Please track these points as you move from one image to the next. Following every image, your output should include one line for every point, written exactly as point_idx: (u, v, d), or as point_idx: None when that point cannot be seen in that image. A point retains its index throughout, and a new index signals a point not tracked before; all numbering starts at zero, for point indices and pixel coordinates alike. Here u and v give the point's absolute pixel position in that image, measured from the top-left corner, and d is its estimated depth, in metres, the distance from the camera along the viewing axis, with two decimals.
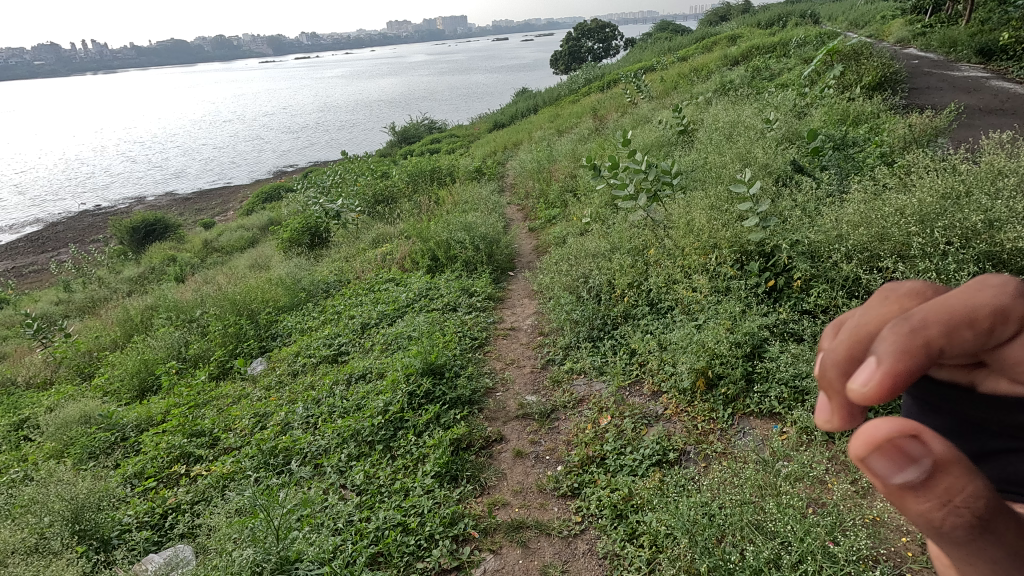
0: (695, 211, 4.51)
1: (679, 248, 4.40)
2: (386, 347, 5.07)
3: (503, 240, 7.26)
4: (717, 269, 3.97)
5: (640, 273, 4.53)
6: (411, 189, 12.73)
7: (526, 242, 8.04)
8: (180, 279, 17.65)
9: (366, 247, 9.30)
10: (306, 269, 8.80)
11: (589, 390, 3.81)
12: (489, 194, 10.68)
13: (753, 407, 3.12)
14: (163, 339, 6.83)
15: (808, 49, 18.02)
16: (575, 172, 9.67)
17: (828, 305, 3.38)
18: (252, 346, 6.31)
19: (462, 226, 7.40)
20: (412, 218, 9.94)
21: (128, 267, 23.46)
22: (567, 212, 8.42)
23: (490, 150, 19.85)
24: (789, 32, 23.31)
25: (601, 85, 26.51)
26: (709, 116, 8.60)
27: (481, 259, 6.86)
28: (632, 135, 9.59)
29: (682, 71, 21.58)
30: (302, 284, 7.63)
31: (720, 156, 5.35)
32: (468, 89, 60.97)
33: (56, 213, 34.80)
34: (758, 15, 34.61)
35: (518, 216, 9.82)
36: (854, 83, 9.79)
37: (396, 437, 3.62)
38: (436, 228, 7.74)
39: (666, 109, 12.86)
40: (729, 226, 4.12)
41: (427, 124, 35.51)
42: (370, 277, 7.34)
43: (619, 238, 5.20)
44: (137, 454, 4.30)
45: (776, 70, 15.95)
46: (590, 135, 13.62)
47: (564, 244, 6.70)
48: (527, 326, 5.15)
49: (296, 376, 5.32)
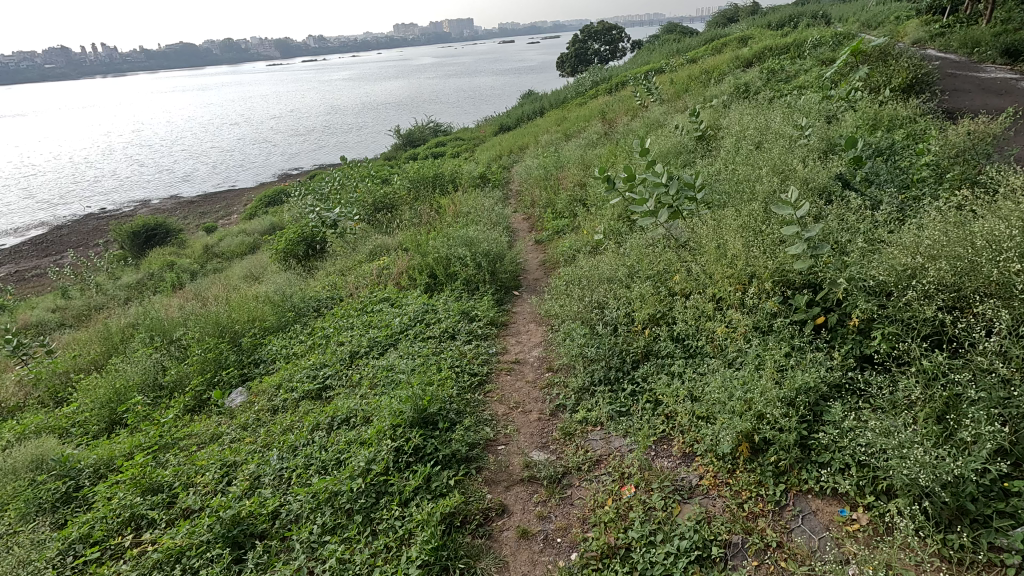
0: (728, 234, 3.92)
1: (708, 276, 3.82)
2: (376, 383, 4.52)
3: (508, 256, 6.72)
4: (758, 304, 3.39)
5: (663, 303, 3.95)
6: (413, 197, 12.22)
7: (533, 257, 7.48)
8: (177, 287, 17.22)
9: (363, 260, 8.78)
10: (299, 284, 8.27)
11: (606, 449, 3.24)
12: (493, 202, 10.15)
13: (811, 484, 2.53)
14: (140, 362, 6.31)
15: (824, 51, 17.40)
16: (584, 179, 9.11)
17: (901, 356, 2.79)
18: (232, 373, 5.78)
19: (464, 241, 6.87)
20: (412, 229, 9.40)
21: (127, 273, 23.09)
22: (576, 225, 7.86)
23: (494, 154, 19.33)
24: (803, 33, 22.68)
25: (608, 87, 25.95)
26: (728, 121, 8.03)
27: (484, 278, 6.30)
28: (646, 142, 9.03)
29: (692, 73, 21.01)
30: (291, 302, 7.10)
31: (751, 166, 4.77)
32: (473, 92, 60.58)
33: (59, 217, 34.56)
34: (767, 16, 34.00)
35: (523, 226, 9.28)
36: (882, 85, 9.19)
37: (378, 506, 3.06)
38: (435, 243, 7.19)
39: (679, 114, 12.29)
40: (770, 253, 3.53)
41: (432, 127, 35.08)
42: (364, 296, 6.80)
43: (638, 259, 4.63)
44: (86, 511, 3.78)
45: (792, 72, 15.33)
46: (600, 140, 13.05)
47: (574, 262, 6.14)
48: (533, 359, 4.58)
49: (276, 413, 4.78)
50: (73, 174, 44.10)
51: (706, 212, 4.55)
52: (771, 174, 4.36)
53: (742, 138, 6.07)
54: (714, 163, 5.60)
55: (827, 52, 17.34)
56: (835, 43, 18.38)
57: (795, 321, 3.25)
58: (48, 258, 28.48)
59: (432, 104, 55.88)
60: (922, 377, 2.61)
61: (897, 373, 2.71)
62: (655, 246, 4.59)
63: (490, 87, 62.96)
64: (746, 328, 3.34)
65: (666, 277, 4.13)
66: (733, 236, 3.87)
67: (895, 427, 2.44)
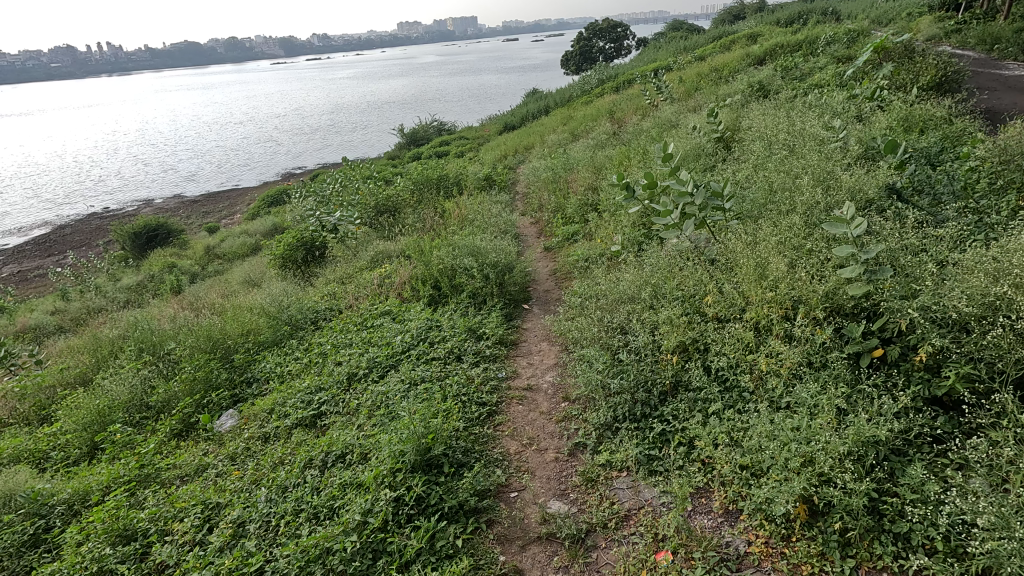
0: (767, 253, 3.52)
1: (746, 299, 3.41)
2: (376, 412, 4.13)
3: (517, 267, 6.33)
4: (808, 335, 2.99)
5: (694, 328, 3.55)
6: (416, 201, 11.84)
7: (542, 266, 7.10)
8: (177, 291, 16.91)
9: (364, 268, 8.41)
10: (297, 294, 7.92)
11: (635, 501, 2.84)
12: (500, 206, 9.77)
13: (888, 562, 2.13)
14: (126, 379, 5.96)
15: (838, 48, 16.92)
16: (596, 183, 8.71)
17: (988, 405, 2.38)
18: (222, 394, 5.41)
19: (470, 251, 6.48)
20: (416, 235, 9.04)
21: (129, 274, 22.82)
22: (588, 233, 7.48)
23: (499, 154, 18.92)
24: (814, 29, 22.16)
25: (615, 86, 25.49)
26: (748, 122, 7.61)
27: (491, 290, 5.91)
28: (661, 144, 8.61)
29: (701, 71, 20.55)
30: (287, 314, 6.74)
31: (786, 174, 4.36)
32: (477, 90, 60.18)
33: (61, 217, 34.32)
34: (776, 13, 33.44)
35: (531, 231, 8.90)
36: (908, 84, 8.74)
37: (374, 570, 2.67)
38: (440, 251, 6.81)
39: (691, 113, 11.86)
40: (820, 277, 3.13)
41: (435, 126, 34.68)
42: (364, 307, 6.42)
43: (662, 275, 4.22)
44: (52, 560, 3.40)
45: (807, 70, 14.86)
46: (609, 141, 12.63)
47: (588, 274, 5.74)
48: (548, 386, 4.18)
49: (267, 443, 4.39)
50: (76, 173, 43.91)
51: (737, 225, 4.14)
52: (812, 184, 3.95)
53: (769, 142, 5.66)
54: (741, 169, 5.19)
55: (841, 49, 16.84)
56: (850, 40, 17.88)
57: (851, 356, 2.85)
58: (50, 258, 28.23)
59: (436, 102, 55.53)
60: (1017, 433, 2.21)
61: (984, 427, 2.31)
62: (681, 262, 4.19)
63: (493, 86, 62.52)
64: (795, 363, 2.94)
65: (697, 298, 3.72)
66: (775, 256, 3.47)
67: (993, 498, 2.04)
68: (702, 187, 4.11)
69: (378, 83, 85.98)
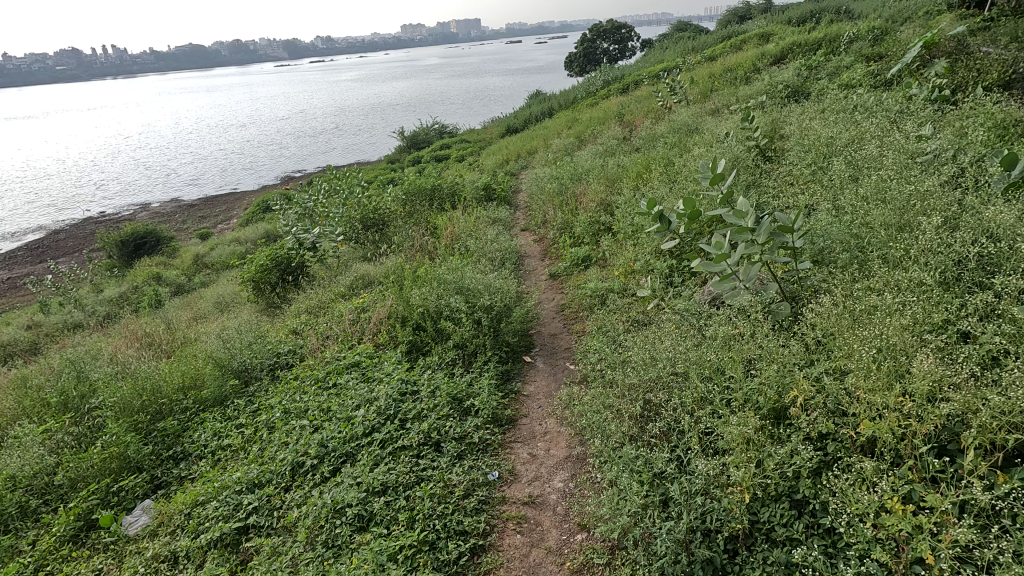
0: (890, 333, 2.36)
1: (862, 406, 2.25)
2: (317, 539, 2.98)
3: (516, 309, 5.18)
4: (986, 491, 1.83)
5: (778, 442, 2.40)
6: (407, 214, 10.68)
7: (548, 302, 5.97)
8: (157, 306, 15.83)
9: (340, 297, 7.30)
10: (260, 331, 6.80)
11: None
12: (499, 224, 8.67)
13: None
14: (25, 444, 4.74)
15: (864, 46, 15.71)
16: (609, 198, 7.54)
17: None
18: (139, 476, 4.24)
19: (461, 287, 5.34)
20: (402, 257, 7.93)
21: (112, 285, 21.76)
22: (603, 261, 6.35)
23: (500, 160, 17.78)
24: (831, 28, 20.97)
25: (622, 87, 24.32)
26: (794, 129, 6.46)
27: (484, 339, 4.76)
28: (686, 152, 7.45)
29: (714, 71, 19.39)
30: (238, 362, 5.59)
31: (885, 206, 3.19)
32: (478, 93, 59.08)
33: (50, 223, 33.30)
34: (788, 12, 32.16)
35: (534, 254, 7.79)
36: (970, 84, 7.55)
37: None
38: (423, 285, 5.67)
39: (712, 117, 10.69)
40: (998, 390, 1.97)
41: (436, 129, 33.56)
42: (331, 356, 5.28)
43: (716, 342, 3.06)
44: None
45: (832, 70, 13.69)
46: (620, 147, 11.47)
47: (605, 321, 4.60)
48: (557, 501, 3.04)
49: (173, 569, 3.21)
50: (71, 177, 42.96)
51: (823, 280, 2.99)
52: (936, 225, 2.78)
53: (836, 158, 4.50)
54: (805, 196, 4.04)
55: (867, 47, 15.63)
56: (875, 37, 16.68)
57: None
58: (35, 266, 27.14)
59: (437, 105, 54.46)
60: None
61: None
62: (743, 325, 3.04)
63: (495, 89, 61.44)
64: (967, 540, 1.79)
65: (777, 389, 2.55)
66: (902, 341, 2.31)
67: None
68: (773, 223, 2.97)
69: (381, 85, 85.12)
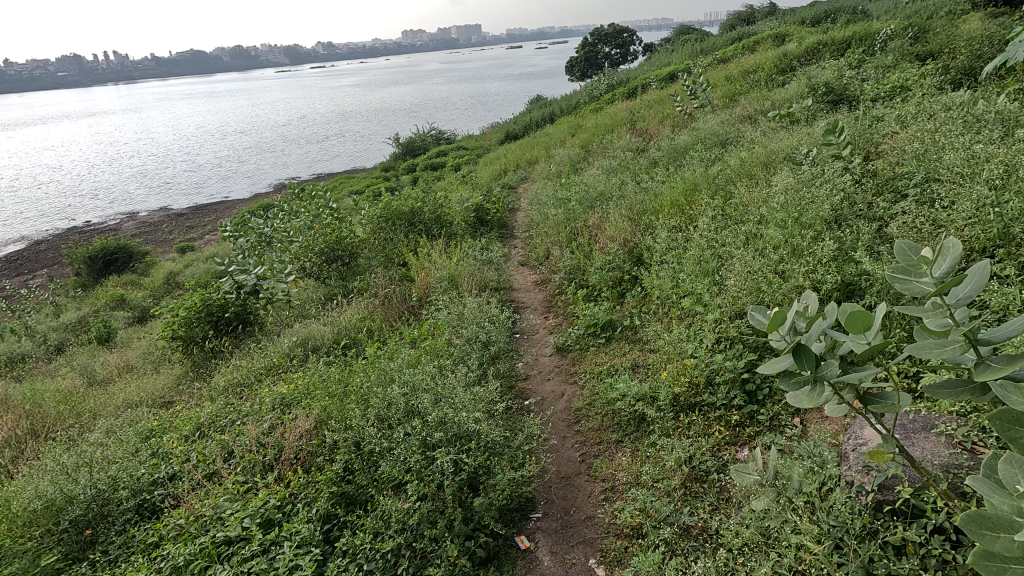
0: None
1: None
2: None
3: (508, 448, 3.27)
4: None
5: None
6: (381, 243, 8.80)
7: (556, 404, 4.10)
8: (108, 339, 13.89)
9: (273, 374, 5.45)
10: (150, 433, 4.90)
11: None
12: (489, 266, 6.82)
13: None
14: None
15: (904, 44, 13.85)
16: (635, 238, 5.64)
17: None
18: None
19: (420, 406, 3.51)
20: (361, 316, 6.08)
21: (71, 308, 19.81)
22: (631, 340, 4.51)
23: (496, 170, 15.96)
24: (857, 27, 19.07)
25: (628, 90, 22.46)
26: (900, 149, 4.58)
27: (448, 514, 2.83)
28: (735, 173, 5.58)
29: (732, 73, 17.54)
30: (75, 515, 3.65)
31: None
32: (476, 99, 57.27)
33: (24, 235, 31.23)
34: (800, 13, 30.29)
35: (536, 311, 5.94)
36: None
37: None
38: (369, 396, 3.80)
39: (749, 126, 8.84)
40: None
41: (432, 135, 31.71)
42: (209, 509, 3.35)
43: None
44: None
45: (876, 72, 11.80)
46: (637, 162, 9.60)
47: (659, 506, 2.75)
48: None
49: None
50: (51, 186, 40.93)
51: None
52: None
53: None
54: None
55: (911, 44, 13.72)
56: (916, 34, 14.77)
57: None
58: None
59: (433, 112, 52.71)
60: None
61: None
62: None
63: (492, 95, 59.69)
64: None
65: None
66: None
67: None
68: None
69: (379, 91, 83.64)
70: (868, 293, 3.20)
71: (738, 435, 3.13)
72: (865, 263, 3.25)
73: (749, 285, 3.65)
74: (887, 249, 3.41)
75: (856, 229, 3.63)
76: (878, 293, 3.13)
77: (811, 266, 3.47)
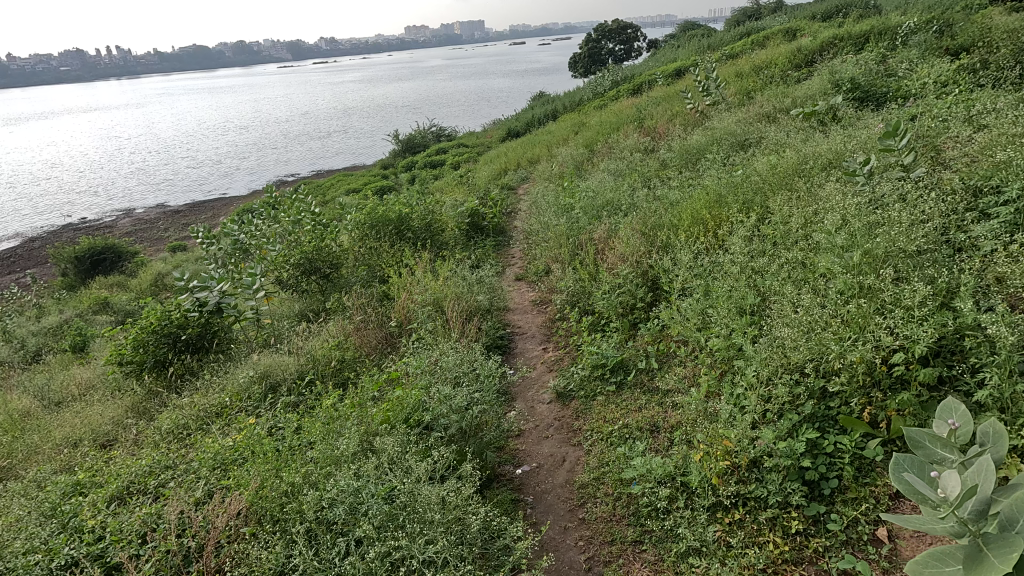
0: None
1: None
2: None
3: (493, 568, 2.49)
4: None
5: None
6: (365, 253, 7.99)
7: (555, 475, 3.32)
8: (84, 348, 13.08)
9: (225, 417, 4.66)
10: (71, 494, 4.10)
11: None
12: (480, 282, 6.02)
13: None
14: None
15: (929, 37, 13.00)
16: (650, 258, 4.82)
17: None
18: None
19: (378, 497, 2.71)
20: (333, 346, 5.30)
21: (54, 311, 18.97)
22: (647, 391, 3.72)
23: (495, 170, 15.17)
24: (872, 20, 18.12)
25: (633, 87, 21.56)
26: (975, 154, 3.74)
27: None
28: (767, 184, 4.75)
29: (742, 69, 16.72)
30: None
31: None
32: (477, 96, 56.41)
33: (15, 232, 30.38)
34: (811, 7, 29.34)
35: (534, 341, 5.15)
36: None
37: None
38: (320, 473, 3.01)
39: (769, 125, 8.02)
40: None
41: (432, 132, 30.90)
42: None
43: None
44: None
45: (902, 68, 10.91)
46: (646, 164, 8.79)
47: None
48: None
49: None
50: (46, 182, 40.10)
51: None
52: None
53: None
54: None
55: (936, 38, 12.82)
56: (940, 27, 13.84)
57: None
58: None
59: (434, 109, 51.88)
60: None
61: None
62: None
63: (494, 91, 58.83)
64: None
65: None
66: None
67: None
68: None
69: (380, 88, 82.84)
70: (978, 360, 2.39)
71: (800, 549, 2.33)
72: (971, 317, 2.43)
73: (807, 337, 2.83)
74: (994, 295, 2.60)
75: (946, 264, 2.81)
76: (991, 362, 2.33)
77: (891, 317, 2.66)
